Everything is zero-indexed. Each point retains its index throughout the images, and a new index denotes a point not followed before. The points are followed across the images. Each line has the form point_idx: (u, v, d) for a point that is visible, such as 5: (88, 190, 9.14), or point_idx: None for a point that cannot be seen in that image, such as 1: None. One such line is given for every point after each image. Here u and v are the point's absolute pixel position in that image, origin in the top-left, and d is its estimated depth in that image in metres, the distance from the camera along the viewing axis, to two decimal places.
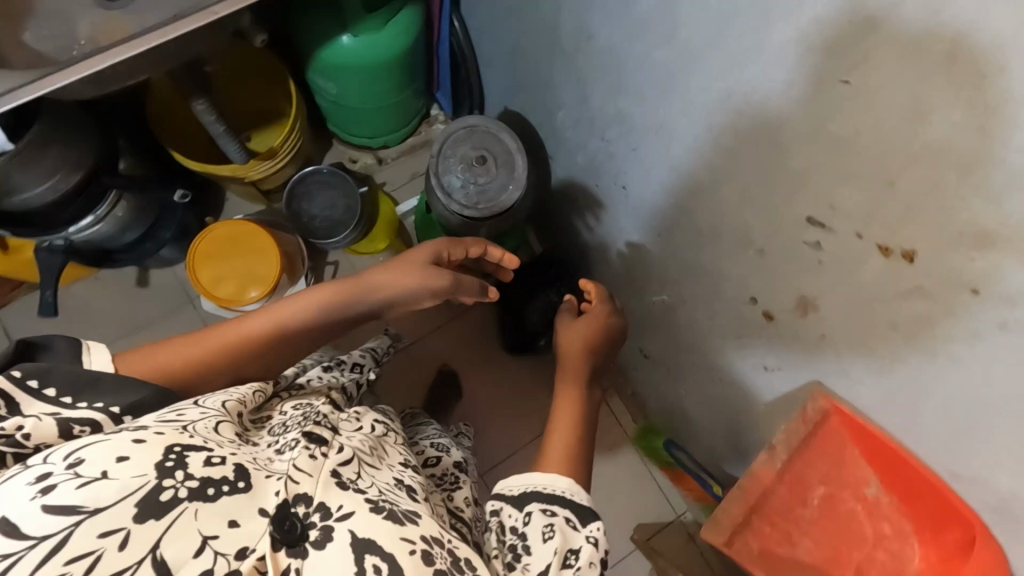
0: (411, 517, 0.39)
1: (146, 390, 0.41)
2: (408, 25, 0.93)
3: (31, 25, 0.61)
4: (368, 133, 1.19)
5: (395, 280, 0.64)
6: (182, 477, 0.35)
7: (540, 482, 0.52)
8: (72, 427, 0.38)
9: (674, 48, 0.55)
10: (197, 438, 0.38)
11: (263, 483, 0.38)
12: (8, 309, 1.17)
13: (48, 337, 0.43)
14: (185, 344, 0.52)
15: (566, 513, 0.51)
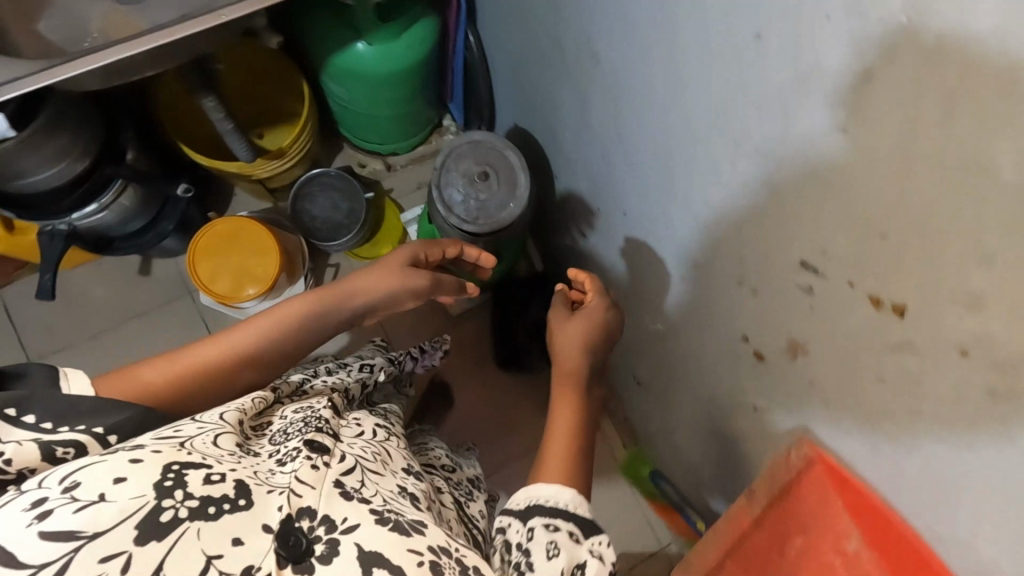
0: (418, 527, 0.39)
1: (130, 412, 0.42)
2: (422, 37, 0.93)
3: (45, 16, 0.62)
4: (377, 139, 1.20)
5: (375, 285, 0.64)
6: (181, 495, 0.35)
7: (542, 495, 0.52)
8: (55, 450, 0.39)
9: (677, 82, 0.55)
10: (194, 454, 0.38)
11: (263, 497, 0.37)
12: (12, 289, 1.18)
13: (24, 365, 0.43)
14: (149, 368, 0.51)
15: (570, 527, 0.50)
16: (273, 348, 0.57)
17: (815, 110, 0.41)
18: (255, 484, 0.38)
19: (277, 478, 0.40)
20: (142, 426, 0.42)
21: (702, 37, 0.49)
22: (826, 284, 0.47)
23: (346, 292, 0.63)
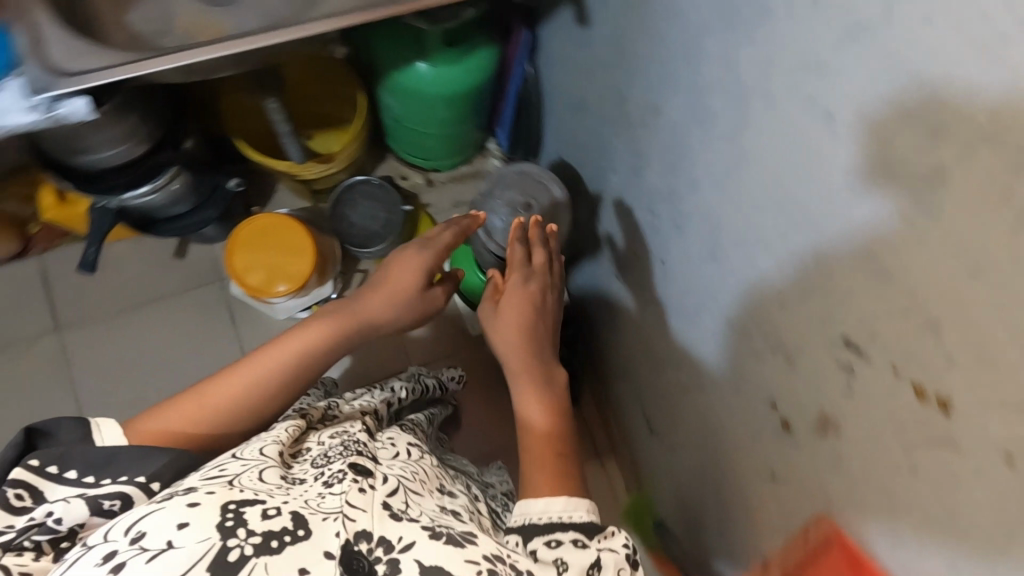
0: (469, 540, 0.44)
1: (163, 461, 0.48)
2: (483, 64, 0.95)
3: (135, 8, 0.65)
4: (422, 155, 1.22)
5: (383, 312, 0.70)
6: (244, 532, 0.40)
7: (536, 512, 0.52)
8: (101, 502, 0.46)
9: (737, 147, 0.56)
10: (244, 492, 0.44)
11: (319, 523, 0.42)
12: (53, 255, 1.21)
13: (52, 422, 0.50)
14: (169, 412, 0.55)
15: (574, 536, 0.50)
16: (285, 372, 0.60)
17: (892, 200, 0.41)
18: (309, 512, 0.43)
19: (328, 504, 0.45)
20: (179, 472, 0.49)
21: (780, 115, 0.49)
22: (869, 366, 0.47)
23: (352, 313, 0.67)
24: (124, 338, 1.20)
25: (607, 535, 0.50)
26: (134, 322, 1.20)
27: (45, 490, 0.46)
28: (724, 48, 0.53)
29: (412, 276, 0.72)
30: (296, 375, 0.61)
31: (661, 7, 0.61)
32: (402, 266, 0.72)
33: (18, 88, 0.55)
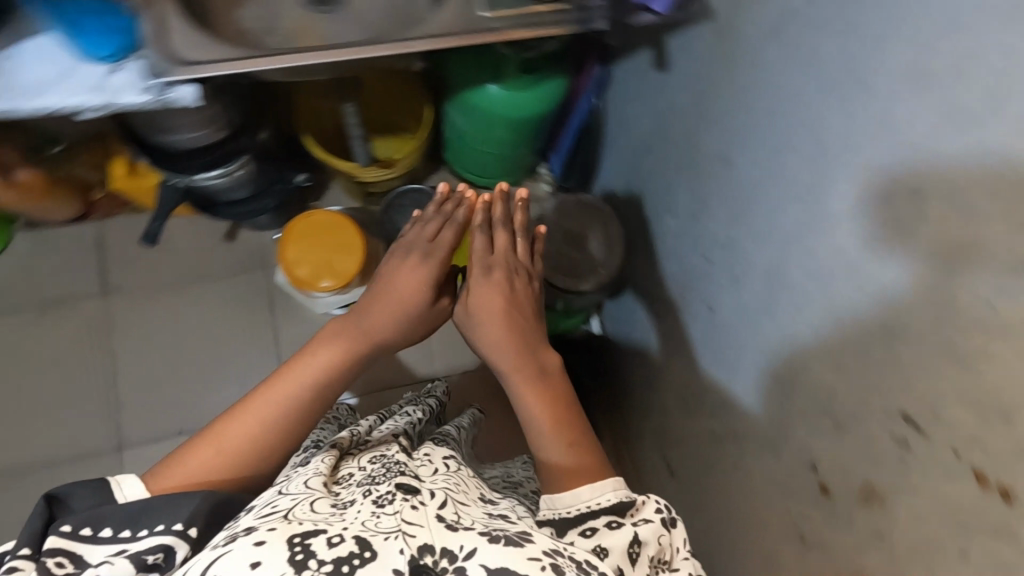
0: (526, 539, 0.48)
1: (196, 500, 0.53)
2: (552, 94, 0.98)
3: (246, 6, 0.69)
4: (475, 171, 1.25)
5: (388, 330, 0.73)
6: (316, 563, 0.44)
7: (564, 506, 0.57)
8: (146, 556, 0.49)
9: (810, 209, 0.57)
10: (304, 524, 0.48)
11: (383, 544, 0.47)
12: (110, 222, 1.25)
13: (66, 490, 0.55)
14: (193, 457, 0.59)
15: (607, 518, 0.56)
16: (292, 395, 0.64)
17: (975, 281, 0.42)
18: (370, 534, 0.48)
19: (386, 524, 0.49)
20: (211, 509, 0.53)
21: (865, 186, 0.50)
22: (926, 444, 0.47)
23: (355, 332, 0.71)
24: (166, 311, 1.23)
25: (639, 511, 0.57)
26: (178, 297, 1.24)
27: (81, 553, 0.50)
28: (816, 115, 0.55)
29: (415, 287, 0.75)
30: (313, 394, 0.65)
31: (748, 64, 0.63)
32: (403, 278, 0.76)
33: (134, 70, 0.63)
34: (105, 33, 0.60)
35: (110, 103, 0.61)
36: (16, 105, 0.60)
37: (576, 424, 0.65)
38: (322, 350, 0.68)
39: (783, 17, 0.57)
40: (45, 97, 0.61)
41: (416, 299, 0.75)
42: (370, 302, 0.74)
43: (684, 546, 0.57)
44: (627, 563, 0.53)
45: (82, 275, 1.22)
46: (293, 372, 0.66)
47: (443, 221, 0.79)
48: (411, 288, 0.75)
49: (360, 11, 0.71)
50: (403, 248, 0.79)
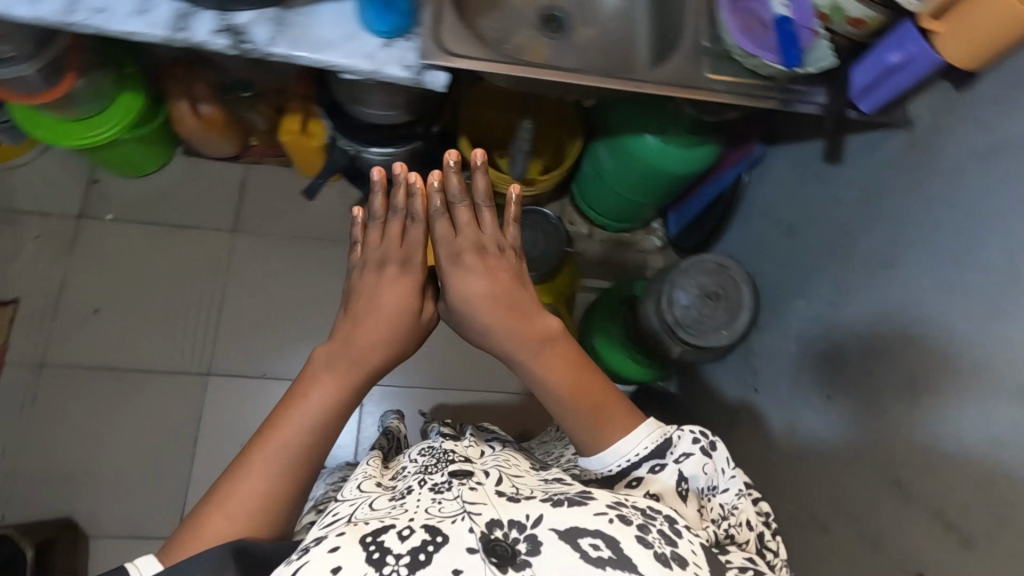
0: (588, 497, 0.50)
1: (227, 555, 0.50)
2: (705, 158, 1.02)
3: (487, 16, 0.76)
4: (598, 208, 1.30)
5: (379, 352, 0.72)
6: (393, 558, 0.45)
7: (608, 464, 0.63)
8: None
9: (984, 328, 0.60)
10: (371, 524, 0.50)
11: (450, 528, 0.47)
12: (257, 168, 1.35)
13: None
14: (215, 519, 0.56)
15: (650, 463, 0.62)
16: (298, 435, 0.62)
17: None
18: (437, 520, 0.48)
19: (449, 507, 0.50)
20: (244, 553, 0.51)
21: None
22: None
23: (343, 350, 0.71)
24: (283, 262, 1.31)
25: (676, 447, 0.62)
26: (298, 252, 1.32)
27: None
28: (1014, 240, 0.58)
29: (402, 303, 0.76)
30: (315, 430, 0.63)
31: (941, 178, 0.67)
32: (389, 296, 0.76)
33: (404, 49, 0.64)
34: (388, 10, 0.61)
35: (376, 74, 0.63)
36: (300, 56, 0.61)
37: (593, 382, 0.67)
38: (317, 382, 0.67)
39: (998, 144, 0.61)
40: (324, 53, 0.61)
41: (405, 310, 0.76)
42: (355, 327, 0.74)
43: (730, 463, 0.61)
44: (680, 500, 0.59)
45: (221, 209, 1.31)
46: (293, 413, 0.64)
47: (405, 225, 0.80)
48: (395, 300, 0.76)
49: (581, 46, 0.78)
50: (368, 269, 0.79)
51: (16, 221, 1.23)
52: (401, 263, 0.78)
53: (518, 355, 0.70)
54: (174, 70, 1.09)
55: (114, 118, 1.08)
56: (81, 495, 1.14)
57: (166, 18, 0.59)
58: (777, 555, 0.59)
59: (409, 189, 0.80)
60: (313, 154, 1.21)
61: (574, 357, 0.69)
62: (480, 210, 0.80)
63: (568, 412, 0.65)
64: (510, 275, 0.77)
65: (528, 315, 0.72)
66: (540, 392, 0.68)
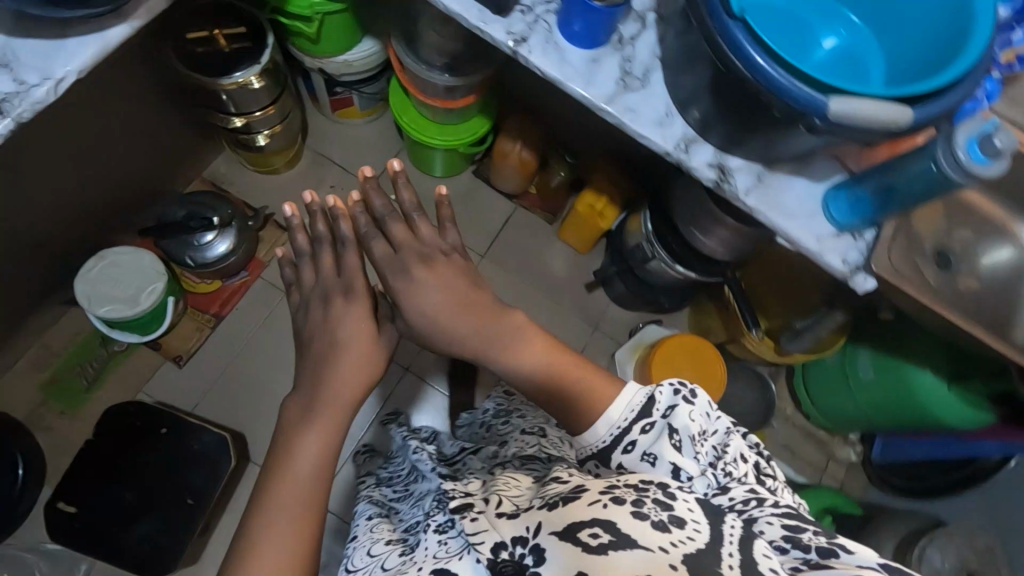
0: (580, 491, 0.50)
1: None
2: (977, 423, 0.99)
3: None
4: (816, 398, 1.28)
5: (351, 385, 0.82)
6: None
7: (594, 440, 0.68)
8: None
9: None
10: None
11: (460, 564, 0.53)
12: (523, 212, 1.45)
13: None
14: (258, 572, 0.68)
15: (640, 424, 0.66)
16: (304, 482, 0.74)
17: None
18: (444, 562, 0.53)
19: (454, 547, 0.54)
20: None
21: None
22: None
23: (315, 393, 0.82)
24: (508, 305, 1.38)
25: (660, 403, 0.65)
26: (525, 302, 1.39)
27: None
28: None
29: (369, 339, 0.85)
30: (312, 478, 0.75)
31: None
32: (357, 334, 0.85)
33: (850, 244, 0.67)
34: (850, 209, 0.66)
35: (816, 254, 0.67)
36: (762, 214, 0.66)
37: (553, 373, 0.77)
38: (312, 429, 0.78)
39: None
40: (781, 217, 0.67)
41: (367, 325, 0.86)
42: (330, 363, 0.84)
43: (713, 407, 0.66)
44: (675, 452, 0.62)
45: (481, 235, 1.41)
46: (291, 465, 0.75)
47: (338, 253, 0.94)
48: (348, 328, 0.86)
49: (964, 294, 0.79)
50: (318, 306, 0.90)
51: (323, 166, 1.37)
52: (345, 286, 0.90)
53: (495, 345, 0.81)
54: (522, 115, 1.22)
55: (460, 134, 1.19)
56: (256, 418, 1.21)
57: (676, 136, 0.66)
58: (776, 478, 0.62)
59: (335, 216, 0.94)
60: (586, 230, 1.31)
61: (550, 348, 0.80)
62: (411, 218, 0.92)
63: (564, 395, 0.75)
64: (455, 270, 0.87)
65: (490, 317, 0.82)
66: (530, 376, 0.79)
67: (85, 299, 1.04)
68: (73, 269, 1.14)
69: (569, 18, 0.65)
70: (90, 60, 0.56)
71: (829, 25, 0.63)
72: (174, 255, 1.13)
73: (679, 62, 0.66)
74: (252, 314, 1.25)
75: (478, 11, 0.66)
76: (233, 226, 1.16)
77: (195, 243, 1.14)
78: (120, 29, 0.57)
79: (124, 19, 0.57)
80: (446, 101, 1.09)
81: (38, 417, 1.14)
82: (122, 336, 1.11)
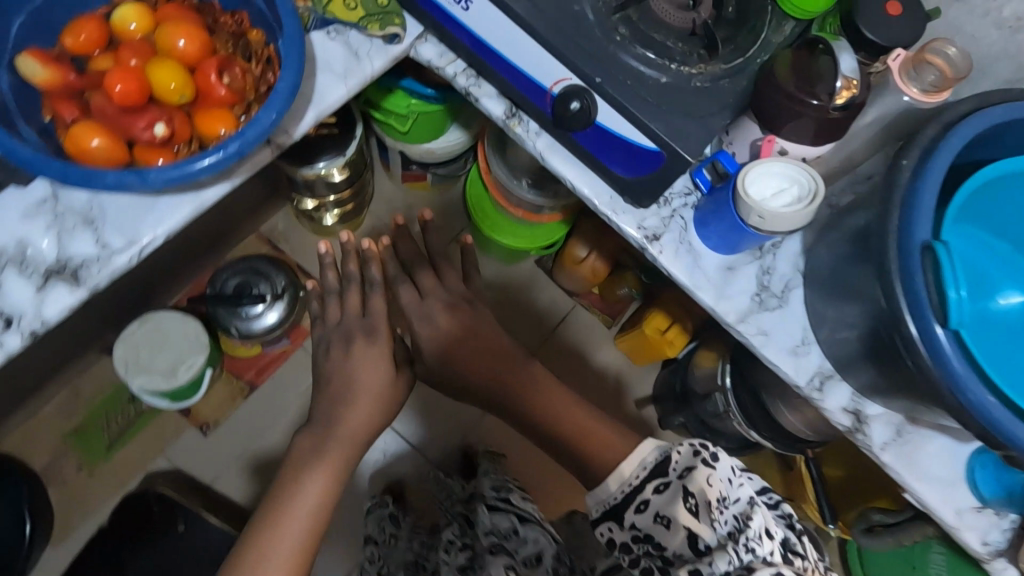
0: None
1: None
2: None
3: None
4: None
5: (362, 417, 0.83)
6: None
7: (607, 493, 0.74)
8: None
9: None
10: None
11: None
12: (581, 312, 1.36)
13: None
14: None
15: (652, 484, 0.72)
16: (311, 500, 0.76)
17: None
18: None
19: None
20: None
21: None
22: None
23: (328, 430, 0.82)
24: None
25: (677, 464, 0.71)
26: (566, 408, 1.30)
27: None
28: None
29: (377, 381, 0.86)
30: (320, 504, 0.76)
31: None
32: (370, 370, 0.85)
33: (996, 518, 0.58)
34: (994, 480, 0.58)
35: (951, 529, 0.58)
36: (896, 473, 0.58)
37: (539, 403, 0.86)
38: (314, 464, 0.78)
39: None
40: (916, 478, 0.58)
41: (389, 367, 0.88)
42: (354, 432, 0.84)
43: (734, 473, 0.71)
44: (691, 516, 0.69)
45: (534, 331, 1.34)
46: (291, 492, 0.76)
47: (366, 294, 0.92)
48: (372, 374, 0.85)
49: None
50: (337, 344, 0.88)
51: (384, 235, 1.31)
52: (369, 327, 0.89)
53: (514, 390, 0.88)
54: (599, 226, 1.16)
55: (534, 238, 1.10)
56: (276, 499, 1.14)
57: (811, 370, 0.58)
58: (802, 555, 0.68)
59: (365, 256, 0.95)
60: (646, 351, 1.24)
61: (550, 383, 0.88)
62: (440, 269, 0.99)
63: (563, 437, 0.83)
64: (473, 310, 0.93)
65: (502, 359, 0.90)
66: (537, 410, 0.86)
67: (122, 369, 0.99)
68: (115, 321, 1.08)
69: (708, 220, 0.57)
70: (183, 220, 0.49)
71: (1007, 274, 0.49)
72: (220, 322, 1.07)
73: (826, 290, 0.57)
74: (289, 386, 1.19)
75: (609, 196, 0.58)
76: (284, 297, 1.10)
77: (244, 313, 1.08)
78: (221, 186, 0.51)
79: (228, 176, 0.51)
80: (530, 212, 1.03)
81: (56, 468, 1.07)
82: (152, 401, 1.05)
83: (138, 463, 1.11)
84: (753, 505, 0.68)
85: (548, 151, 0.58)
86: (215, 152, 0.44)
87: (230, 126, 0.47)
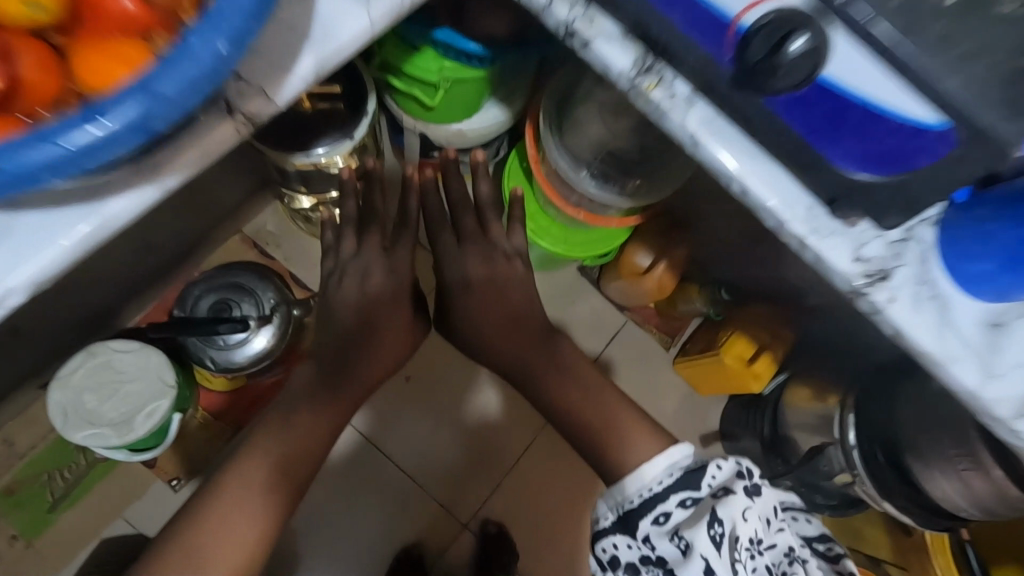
0: None
1: None
2: None
3: None
4: None
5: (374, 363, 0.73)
6: None
7: (624, 496, 0.58)
8: None
9: None
10: None
11: None
12: (637, 328, 1.13)
13: None
14: (227, 514, 0.59)
15: (680, 496, 0.56)
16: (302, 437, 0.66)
17: None
18: None
19: None
20: None
21: None
22: None
23: (330, 372, 0.70)
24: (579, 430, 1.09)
25: (716, 482, 0.56)
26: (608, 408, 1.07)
27: None
28: None
29: (399, 335, 0.75)
30: (313, 442, 0.67)
31: None
32: (389, 320, 0.73)
33: None
34: None
35: None
36: None
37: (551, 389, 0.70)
38: (308, 403, 0.68)
39: None
40: None
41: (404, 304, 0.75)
42: None
43: (775, 515, 0.57)
44: (716, 552, 0.53)
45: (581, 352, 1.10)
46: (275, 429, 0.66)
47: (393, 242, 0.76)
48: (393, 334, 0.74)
49: None
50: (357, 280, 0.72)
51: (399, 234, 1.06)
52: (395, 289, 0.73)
53: (527, 377, 0.73)
54: (670, 230, 0.94)
55: (592, 245, 0.87)
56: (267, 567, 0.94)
57: None
58: None
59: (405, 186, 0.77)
60: (720, 384, 1.00)
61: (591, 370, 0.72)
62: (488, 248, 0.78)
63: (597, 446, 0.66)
64: (513, 274, 0.75)
65: (534, 335, 0.74)
66: (576, 402, 0.69)
67: (59, 420, 0.75)
68: (62, 351, 0.85)
69: (980, 244, 0.34)
70: (80, 240, 0.30)
71: None
72: (192, 353, 0.84)
73: None
74: None
75: (805, 208, 0.35)
76: (276, 319, 0.87)
77: (223, 341, 0.84)
78: (135, 191, 0.31)
79: (150, 177, 0.31)
80: (594, 213, 0.79)
81: None
82: (109, 454, 0.82)
83: (89, 529, 0.89)
84: (790, 562, 0.56)
85: (709, 132, 0.35)
86: (92, 119, 0.26)
87: (133, 68, 0.29)
